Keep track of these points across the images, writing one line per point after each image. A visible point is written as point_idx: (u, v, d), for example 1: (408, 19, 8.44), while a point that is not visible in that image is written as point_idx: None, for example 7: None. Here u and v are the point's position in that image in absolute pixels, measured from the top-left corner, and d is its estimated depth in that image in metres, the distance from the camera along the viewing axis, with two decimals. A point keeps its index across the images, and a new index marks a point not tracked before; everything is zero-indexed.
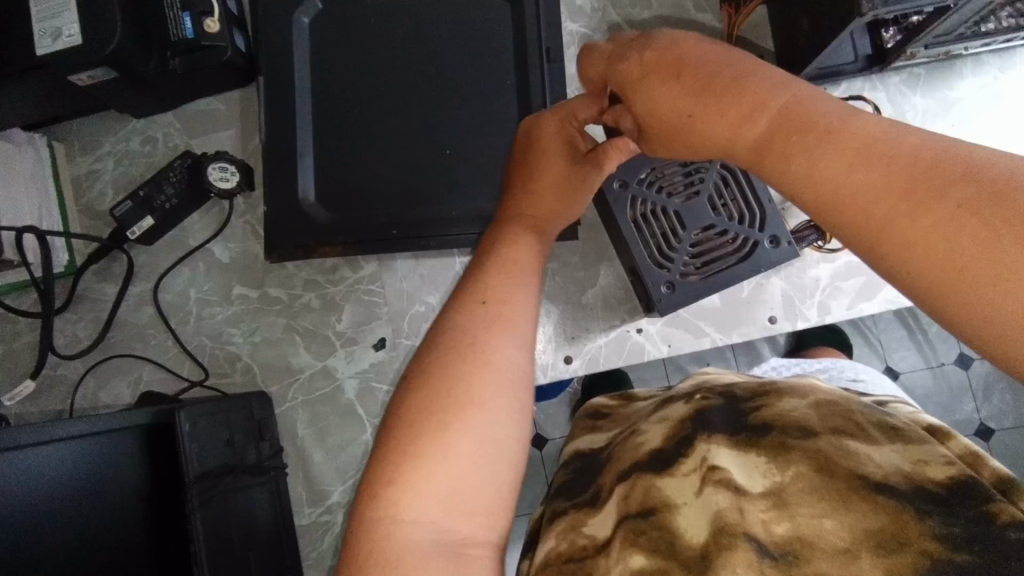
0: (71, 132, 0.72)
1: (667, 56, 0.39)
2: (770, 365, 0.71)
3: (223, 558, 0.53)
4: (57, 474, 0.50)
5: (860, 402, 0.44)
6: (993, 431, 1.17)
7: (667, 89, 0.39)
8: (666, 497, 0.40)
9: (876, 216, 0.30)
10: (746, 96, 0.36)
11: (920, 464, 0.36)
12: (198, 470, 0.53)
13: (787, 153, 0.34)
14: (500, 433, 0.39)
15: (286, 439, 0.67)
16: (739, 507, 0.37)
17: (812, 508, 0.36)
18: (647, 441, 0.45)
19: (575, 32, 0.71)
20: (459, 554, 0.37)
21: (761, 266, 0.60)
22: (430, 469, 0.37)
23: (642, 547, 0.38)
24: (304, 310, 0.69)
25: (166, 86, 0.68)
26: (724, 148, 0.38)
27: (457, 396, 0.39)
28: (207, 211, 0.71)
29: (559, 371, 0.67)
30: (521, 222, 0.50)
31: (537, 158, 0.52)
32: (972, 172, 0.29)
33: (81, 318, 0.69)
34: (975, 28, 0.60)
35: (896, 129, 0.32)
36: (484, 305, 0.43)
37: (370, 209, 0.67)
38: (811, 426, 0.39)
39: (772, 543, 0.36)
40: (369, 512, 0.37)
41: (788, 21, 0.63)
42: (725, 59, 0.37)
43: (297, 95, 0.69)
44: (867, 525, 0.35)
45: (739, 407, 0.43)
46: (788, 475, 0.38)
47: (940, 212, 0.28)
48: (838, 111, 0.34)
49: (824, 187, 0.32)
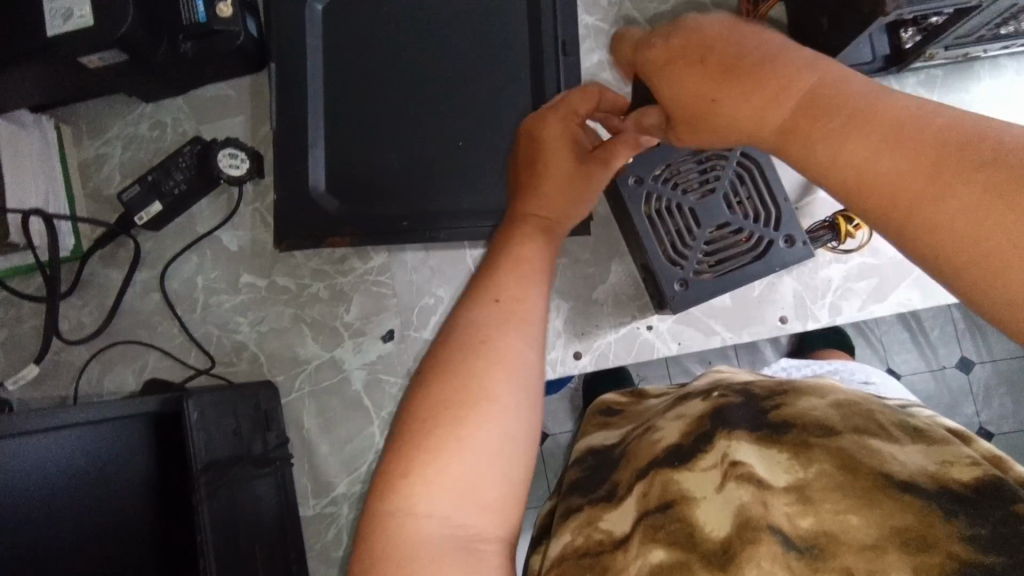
0: (78, 115, 0.71)
1: (693, 40, 0.38)
2: (779, 365, 0.71)
3: (230, 549, 0.53)
4: (64, 460, 0.49)
5: (878, 403, 0.43)
6: (993, 435, 1.17)
7: (690, 74, 0.38)
8: (685, 490, 0.40)
9: (905, 199, 0.31)
10: (769, 79, 0.35)
11: (946, 464, 0.36)
12: (206, 459, 0.53)
13: (811, 136, 0.34)
14: (510, 430, 0.39)
15: (292, 430, 0.67)
16: (763, 500, 0.36)
17: (837, 505, 0.35)
18: (664, 437, 0.45)
19: (591, 25, 0.70)
20: (473, 549, 0.37)
21: (775, 266, 0.59)
22: (444, 465, 0.37)
23: (662, 541, 0.38)
24: (312, 300, 0.68)
25: (176, 70, 0.67)
26: (751, 132, 0.37)
27: (473, 390, 0.39)
28: (215, 198, 0.70)
29: (568, 367, 0.67)
30: (530, 223, 0.50)
31: (543, 157, 0.51)
32: (1000, 156, 0.29)
33: (86, 303, 0.69)
34: (995, 31, 0.59)
35: (927, 111, 0.32)
36: (497, 304, 0.43)
37: (381, 200, 0.66)
38: (833, 426, 0.39)
39: (797, 536, 0.35)
40: (384, 504, 0.37)
41: (807, 18, 0.63)
42: (752, 41, 0.37)
43: (309, 82, 0.68)
44: (894, 522, 0.34)
45: (759, 406, 0.43)
46: (811, 472, 0.37)
47: (967, 196, 0.29)
48: (869, 92, 0.34)
49: (850, 172, 0.33)
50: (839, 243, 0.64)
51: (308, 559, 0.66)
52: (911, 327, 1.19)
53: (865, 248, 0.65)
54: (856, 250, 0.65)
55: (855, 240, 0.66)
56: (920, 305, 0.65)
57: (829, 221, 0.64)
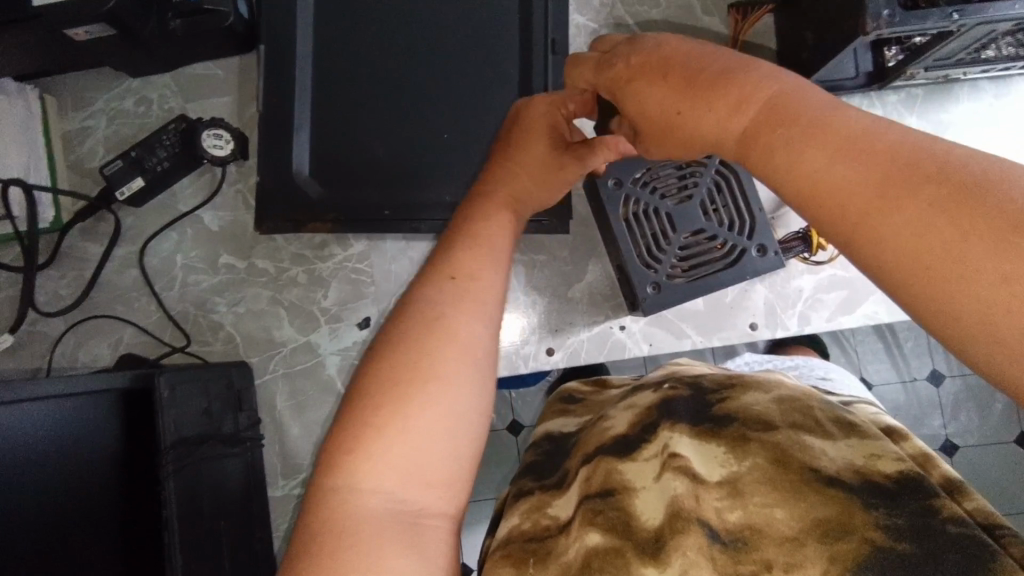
0: (62, 86, 0.71)
1: (653, 57, 0.39)
2: (742, 360, 0.72)
3: (194, 527, 0.54)
4: (35, 433, 0.49)
5: (819, 398, 0.45)
6: (957, 447, 1.20)
7: (655, 90, 0.39)
8: (627, 480, 0.41)
9: (854, 211, 0.31)
10: (732, 87, 0.36)
11: (872, 458, 0.37)
12: (175, 437, 0.54)
13: (772, 142, 0.34)
14: (462, 409, 0.40)
15: (264, 410, 0.68)
16: (696, 495, 0.37)
17: (764, 498, 0.37)
18: (613, 425, 0.45)
19: (582, 25, 0.70)
20: (414, 524, 0.37)
21: (747, 274, 0.61)
22: (389, 443, 0.38)
23: (599, 526, 0.39)
24: (290, 284, 0.69)
25: (162, 47, 0.66)
26: (712, 141, 0.37)
27: (421, 367, 0.39)
28: (199, 177, 0.70)
29: (540, 363, 0.68)
30: (496, 199, 0.49)
31: (522, 136, 0.52)
32: (945, 172, 0.29)
33: (64, 275, 0.69)
34: (975, 54, 0.60)
35: (880, 125, 0.32)
36: (452, 281, 0.43)
37: (363, 188, 0.67)
38: (771, 421, 0.40)
39: (723, 530, 0.36)
40: (332, 480, 0.37)
41: (794, 30, 0.64)
42: (714, 56, 0.37)
43: (297, 65, 0.68)
44: (816, 514, 0.35)
45: (705, 399, 0.44)
46: (745, 465, 0.39)
47: (913, 210, 0.29)
48: (826, 104, 0.34)
49: (805, 182, 0.32)
50: (811, 254, 0.66)
51: (274, 538, 0.67)
52: (886, 338, 1.21)
53: (836, 261, 0.66)
54: (828, 263, 0.66)
55: (828, 251, 0.67)
56: (886, 320, 0.66)
57: (802, 233, 0.65)
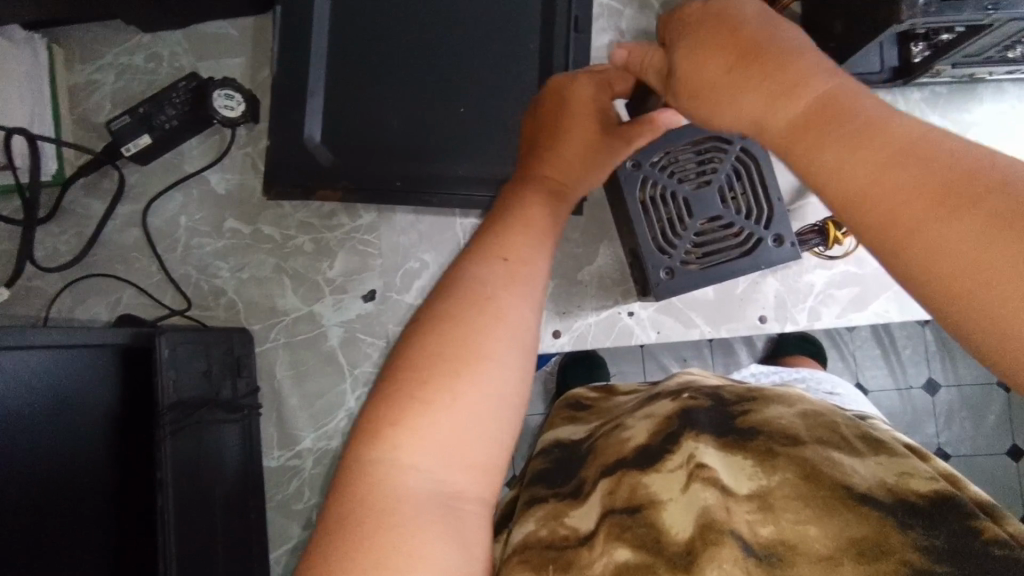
0: (70, 38, 0.69)
1: (720, 19, 0.36)
2: (749, 369, 0.72)
3: (194, 493, 0.54)
4: (40, 382, 0.48)
5: (843, 415, 0.45)
6: (948, 455, 1.19)
7: (710, 44, 0.36)
8: (652, 493, 0.40)
9: (907, 220, 0.29)
10: (793, 68, 0.34)
11: (904, 476, 0.37)
12: (173, 399, 0.54)
13: (820, 139, 0.32)
14: (505, 390, 0.38)
15: (264, 378, 0.66)
16: (727, 505, 0.36)
17: (797, 514, 0.36)
18: (633, 436, 0.44)
19: (607, 5, 0.69)
20: (453, 507, 0.36)
21: (763, 264, 0.60)
22: (428, 420, 0.36)
23: (628, 541, 0.38)
24: (295, 252, 0.68)
25: (176, 2, 0.64)
26: (755, 121, 0.35)
27: (468, 346, 0.38)
28: (207, 138, 0.69)
29: (546, 345, 0.67)
30: (541, 183, 0.48)
31: (567, 117, 0.51)
32: (1005, 185, 0.27)
33: (64, 232, 0.67)
34: (1003, 53, 0.59)
35: (938, 134, 0.30)
36: (503, 262, 0.41)
37: (375, 159, 0.65)
38: (798, 436, 0.40)
39: (757, 543, 0.35)
40: (371, 452, 0.36)
41: (822, 18, 0.63)
42: (777, 34, 0.35)
43: (314, 28, 0.66)
44: (851, 533, 0.34)
45: (727, 411, 0.44)
46: (774, 480, 0.38)
47: (971, 221, 0.27)
48: (878, 108, 0.32)
49: (852, 187, 0.30)
50: (826, 249, 0.65)
51: (268, 509, 0.66)
52: (884, 343, 1.21)
53: (850, 257, 0.65)
54: (842, 259, 0.65)
55: (843, 245, 0.66)
56: (895, 320, 0.66)
57: (819, 226, 0.64)
